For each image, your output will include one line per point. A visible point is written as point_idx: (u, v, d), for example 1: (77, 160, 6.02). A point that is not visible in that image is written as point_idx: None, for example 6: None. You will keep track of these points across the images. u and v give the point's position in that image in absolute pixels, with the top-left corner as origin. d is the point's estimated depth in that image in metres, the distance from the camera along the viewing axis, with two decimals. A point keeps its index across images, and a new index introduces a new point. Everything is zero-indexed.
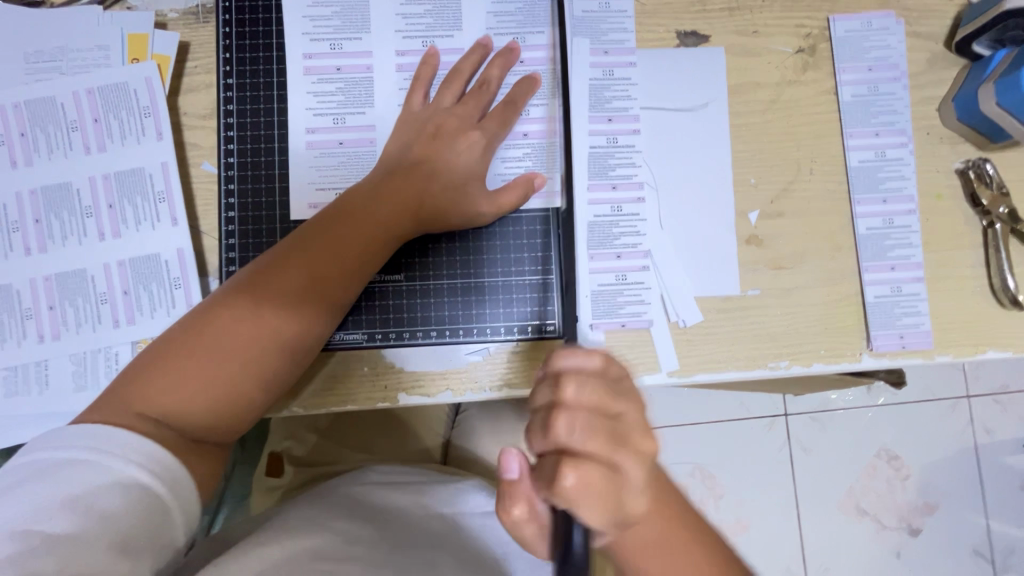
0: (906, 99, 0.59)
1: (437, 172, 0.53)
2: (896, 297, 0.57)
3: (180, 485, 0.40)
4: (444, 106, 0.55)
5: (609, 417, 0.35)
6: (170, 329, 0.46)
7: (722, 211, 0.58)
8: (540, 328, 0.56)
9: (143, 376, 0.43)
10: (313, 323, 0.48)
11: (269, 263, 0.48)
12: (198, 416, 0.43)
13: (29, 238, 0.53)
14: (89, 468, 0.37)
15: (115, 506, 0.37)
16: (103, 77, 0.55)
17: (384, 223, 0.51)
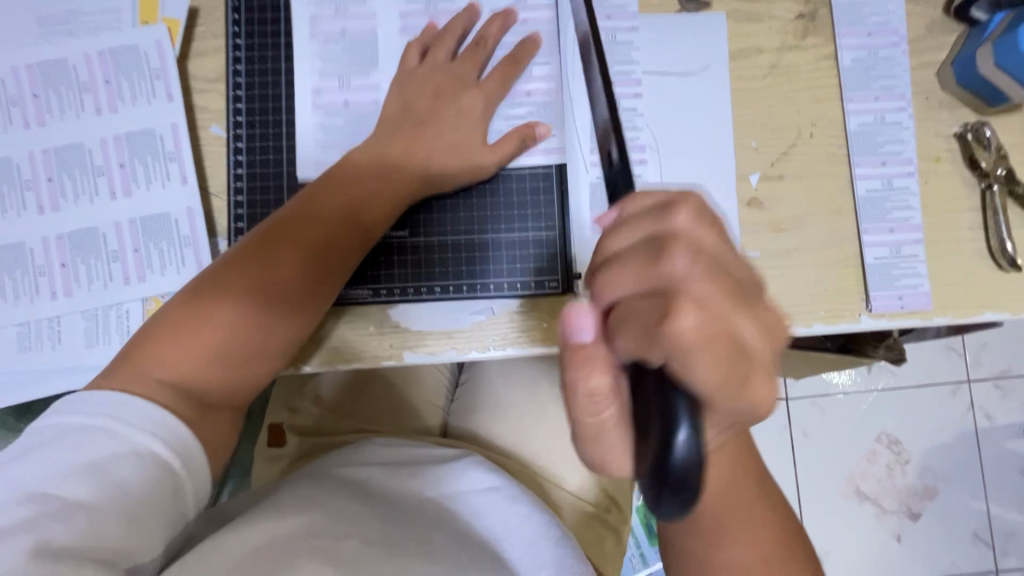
0: (905, 64, 0.59)
1: (440, 137, 0.55)
2: (895, 259, 0.58)
3: (194, 457, 0.41)
4: (443, 67, 0.56)
5: (720, 258, 0.27)
6: (172, 298, 0.46)
7: (724, 174, 0.58)
8: (543, 285, 0.56)
9: (152, 345, 0.44)
10: (320, 293, 0.50)
11: (272, 232, 0.49)
12: (211, 382, 0.45)
13: (42, 198, 0.54)
14: (108, 437, 0.38)
15: (132, 477, 0.37)
16: (115, 39, 0.56)
17: (384, 190, 0.53)
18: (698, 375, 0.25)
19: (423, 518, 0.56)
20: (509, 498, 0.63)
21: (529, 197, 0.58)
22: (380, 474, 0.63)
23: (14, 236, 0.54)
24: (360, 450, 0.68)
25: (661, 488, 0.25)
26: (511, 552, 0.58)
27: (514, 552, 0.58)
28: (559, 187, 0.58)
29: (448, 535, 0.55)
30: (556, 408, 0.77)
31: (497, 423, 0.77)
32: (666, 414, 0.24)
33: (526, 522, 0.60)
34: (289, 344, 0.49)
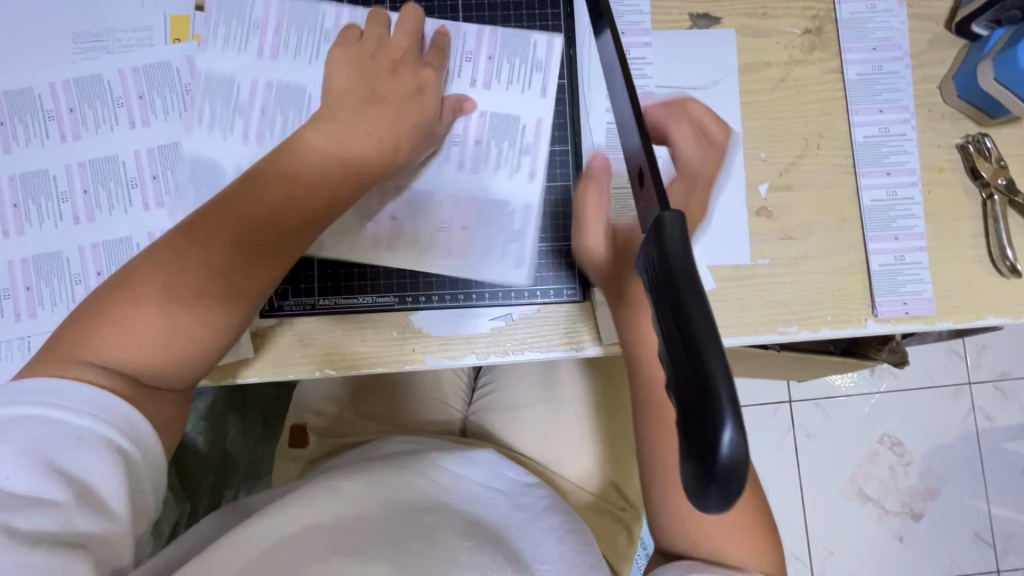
0: (908, 78, 0.62)
1: (402, 115, 0.54)
2: (899, 266, 0.60)
3: (147, 446, 0.43)
4: (393, 41, 0.57)
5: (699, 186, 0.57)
6: (109, 285, 0.47)
7: (734, 184, 0.61)
8: (562, 293, 0.58)
9: (87, 332, 0.45)
10: (262, 276, 0.49)
11: (209, 214, 0.48)
12: (141, 365, 0.45)
13: (78, 208, 0.56)
14: (49, 426, 0.40)
15: (83, 463, 0.39)
16: (148, 56, 0.58)
17: (330, 171, 0.51)
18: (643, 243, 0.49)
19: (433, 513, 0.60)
20: (513, 506, 0.67)
21: (517, 154, 0.60)
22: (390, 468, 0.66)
23: (50, 246, 0.56)
24: (377, 453, 0.71)
25: (707, 481, 0.24)
26: (520, 541, 0.61)
27: (521, 540, 0.61)
28: (542, 143, 0.60)
29: (458, 527, 0.58)
30: (569, 410, 0.79)
31: (512, 425, 0.79)
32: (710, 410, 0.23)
33: (532, 524, 0.64)
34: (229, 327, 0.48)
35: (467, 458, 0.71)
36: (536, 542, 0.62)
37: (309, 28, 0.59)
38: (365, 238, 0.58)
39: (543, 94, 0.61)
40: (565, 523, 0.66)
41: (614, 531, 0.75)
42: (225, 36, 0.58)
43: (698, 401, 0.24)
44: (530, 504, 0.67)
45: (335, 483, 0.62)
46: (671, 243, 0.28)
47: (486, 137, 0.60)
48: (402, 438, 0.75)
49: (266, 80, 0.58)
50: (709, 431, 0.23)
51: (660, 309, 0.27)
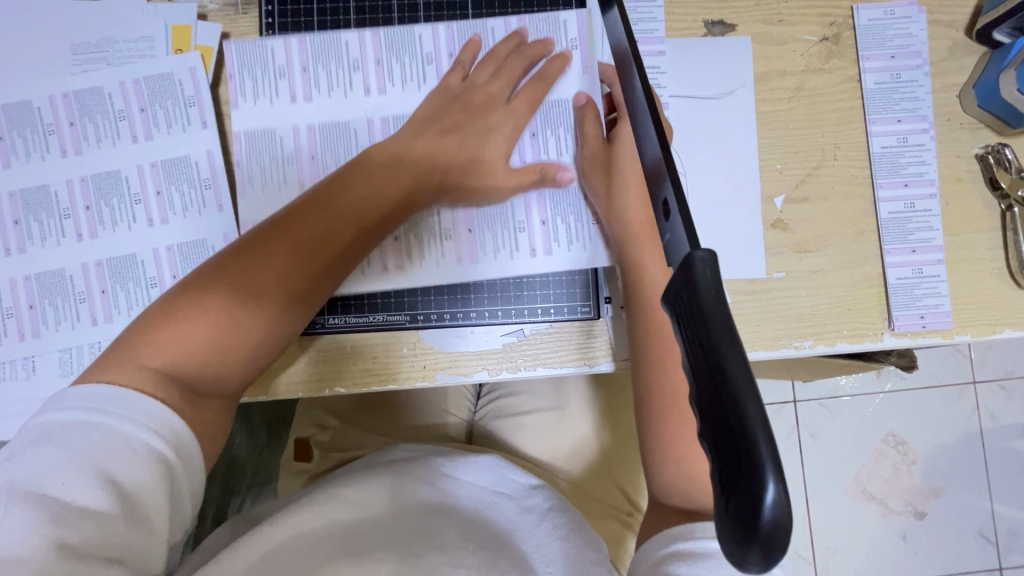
0: (927, 86, 0.60)
1: (467, 142, 0.56)
2: (917, 279, 0.59)
3: (186, 448, 0.42)
4: (480, 83, 0.58)
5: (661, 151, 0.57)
6: (170, 291, 0.47)
7: (749, 197, 0.59)
8: (575, 311, 0.58)
9: (142, 337, 0.44)
10: (320, 286, 0.50)
11: (269, 226, 0.49)
12: (195, 375, 0.44)
13: (80, 225, 0.55)
14: (100, 432, 0.39)
15: (129, 473, 0.39)
16: (149, 68, 0.56)
17: (397, 189, 0.53)
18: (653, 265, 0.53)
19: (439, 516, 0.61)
20: (520, 509, 0.65)
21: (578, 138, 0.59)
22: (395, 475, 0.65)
23: (54, 263, 0.55)
24: (379, 460, 0.71)
25: (750, 535, 0.23)
26: (524, 544, 0.60)
27: (529, 544, 0.60)
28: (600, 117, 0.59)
29: (462, 531, 0.59)
30: (578, 418, 0.78)
31: (521, 434, 0.79)
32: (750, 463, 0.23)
33: (536, 526, 0.62)
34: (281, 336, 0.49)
35: (473, 463, 0.69)
36: (539, 544, 0.60)
37: (337, 62, 0.57)
38: (448, 253, 0.57)
39: (582, 73, 0.59)
40: (569, 523, 0.63)
41: (621, 535, 0.76)
42: (255, 87, 0.57)
43: (738, 445, 0.23)
44: (534, 505, 0.65)
45: (338, 489, 0.62)
46: (702, 286, 0.26)
47: (543, 129, 0.59)
48: (406, 446, 0.75)
49: (307, 123, 0.57)
50: (751, 486, 0.23)
51: (691, 353, 0.26)
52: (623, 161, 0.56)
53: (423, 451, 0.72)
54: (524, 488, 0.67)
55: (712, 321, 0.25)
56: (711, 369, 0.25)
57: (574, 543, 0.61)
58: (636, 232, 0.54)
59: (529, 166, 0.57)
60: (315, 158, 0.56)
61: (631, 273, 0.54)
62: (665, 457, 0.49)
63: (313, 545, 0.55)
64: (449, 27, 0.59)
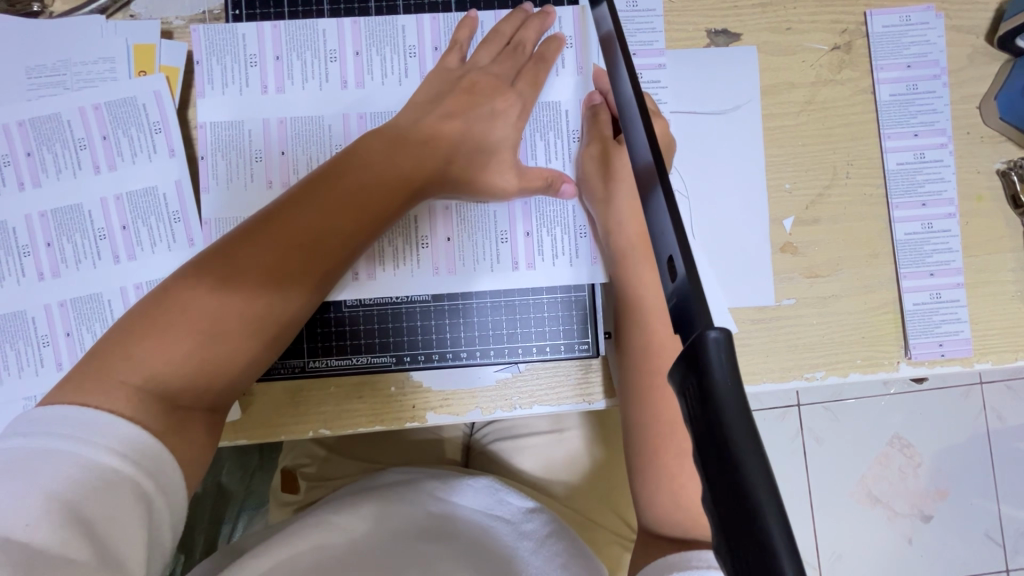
0: (946, 97, 0.56)
1: (472, 129, 0.50)
2: (936, 304, 0.55)
3: (168, 479, 0.38)
4: (482, 65, 0.52)
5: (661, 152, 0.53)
6: (151, 294, 0.43)
7: (757, 218, 0.56)
8: (574, 347, 0.52)
9: (121, 347, 0.41)
10: (314, 286, 0.46)
11: (260, 220, 0.45)
12: (177, 390, 0.41)
13: (41, 263, 0.51)
14: (72, 463, 0.35)
15: (103, 509, 0.34)
16: (111, 91, 0.52)
17: (396, 177, 0.47)
18: (646, 278, 0.49)
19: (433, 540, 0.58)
20: (518, 532, 0.62)
21: (568, 143, 0.53)
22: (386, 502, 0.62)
23: (14, 304, 0.51)
24: (367, 487, 0.67)
25: None
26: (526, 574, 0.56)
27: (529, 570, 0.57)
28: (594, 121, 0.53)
29: (457, 559, 0.56)
30: (577, 443, 0.75)
31: (518, 455, 0.75)
32: None
33: (537, 549, 0.59)
34: (277, 339, 0.45)
35: (468, 486, 0.66)
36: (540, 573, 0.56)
37: (313, 51, 0.52)
38: (424, 262, 0.52)
39: (578, 73, 0.54)
40: (569, 549, 0.60)
41: (621, 560, 0.72)
42: (223, 75, 0.52)
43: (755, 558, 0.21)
44: (533, 531, 0.62)
45: (327, 518, 0.58)
46: (716, 373, 0.23)
47: (531, 134, 0.53)
48: (395, 472, 0.71)
49: (279, 116, 0.51)
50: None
51: (704, 452, 0.23)
52: (622, 162, 0.51)
53: (415, 473, 0.69)
54: (523, 513, 0.64)
55: (730, 420, 0.22)
56: (728, 477, 0.22)
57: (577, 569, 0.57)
58: (633, 243, 0.50)
59: (534, 172, 0.51)
60: (285, 155, 0.51)
61: (625, 289, 0.50)
62: (669, 496, 0.45)
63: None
64: (435, 18, 0.53)
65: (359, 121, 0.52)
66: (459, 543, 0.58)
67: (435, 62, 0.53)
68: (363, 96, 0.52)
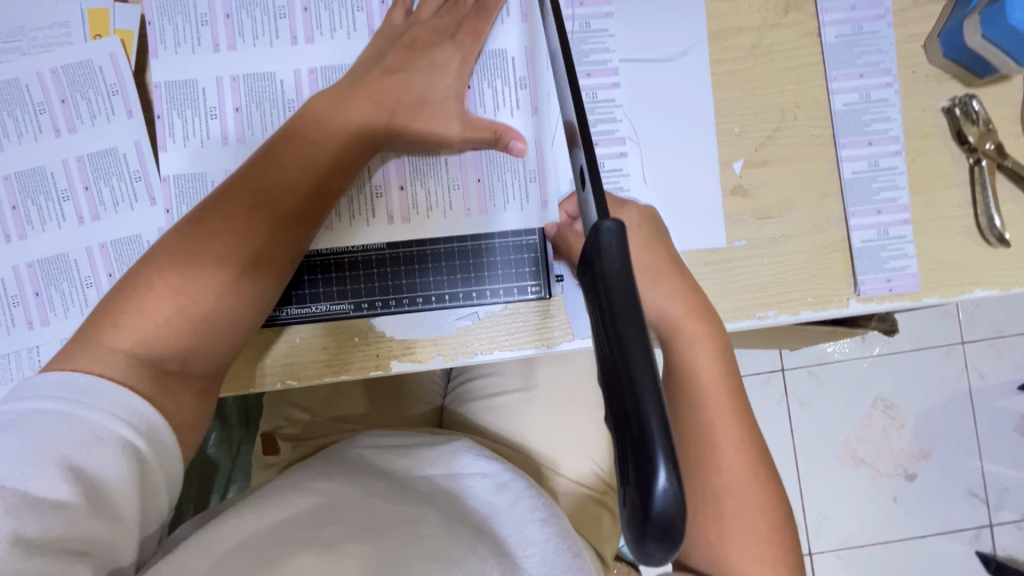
0: (891, 37, 0.57)
1: (412, 82, 0.51)
2: (882, 241, 0.57)
3: (159, 436, 0.39)
4: (424, 19, 0.53)
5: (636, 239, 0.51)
6: (131, 270, 0.44)
7: (706, 163, 0.57)
8: (527, 290, 0.54)
9: (107, 319, 0.42)
10: (287, 244, 0.47)
11: (231, 187, 0.46)
12: (164, 353, 0.42)
13: (8, 226, 0.53)
14: (63, 420, 0.37)
15: (93, 461, 0.36)
16: (68, 56, 0.53)
17: (353, 130, 0.49)
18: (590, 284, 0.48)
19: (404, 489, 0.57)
20: (495, 486, 0.60)
21: (515, 90, 0.54)
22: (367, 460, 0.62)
23: None
24: (346, 452, 0.65)
25: (645, 525, 0.21)
26: (501, 528, 0.55)
27: (505, 527, 0.55)
28: (538, 71, 0.54)
29: (437, 506, 0.55)
30: (548, 400, 0.74)
31: (490, 418, 0.75)
32: (642, 454, 0.21)
33: (513, 507, 0.58)
34: (260, 303, 0.46)
35: (454, 449, 0.63)
36: (517, 527, 0.56)
37: (263, 6, 0.53)
38: (379, 212, 0.54)
39: (522, 21, 0.54)
40: (546, 502, 0.59)
41: (597, 516, 0.72)
42: (175, 35, 0.53)
43: (633, 436, 0.22)
44: (511, 483, 0.60)
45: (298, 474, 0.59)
46: (608, 258, 0.25)
47: (478, 82, 0.54)
48: (376, 434, 0.68)
49: (231, 74, 0.53)
50: (643, 473, 0.21)
51: (601, 345, 0.25)
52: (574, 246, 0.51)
53: (406, 434, 0.68)
54: (500, 465, 0.62)
55: (614, 301, 0.24)
56: (612, 359, 0.23)
57: (555, 528, 0.56)
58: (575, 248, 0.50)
59: (481, 122, 0.52)
60: (239, 112, 0.52)
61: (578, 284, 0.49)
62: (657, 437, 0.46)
63: (279, 535, 0.47)
64: None
65: (308, 75, 0.53)
66: (435, 502, 0.56)
67: (383, 16, 0.54)
68: (313, 53, 0.53)
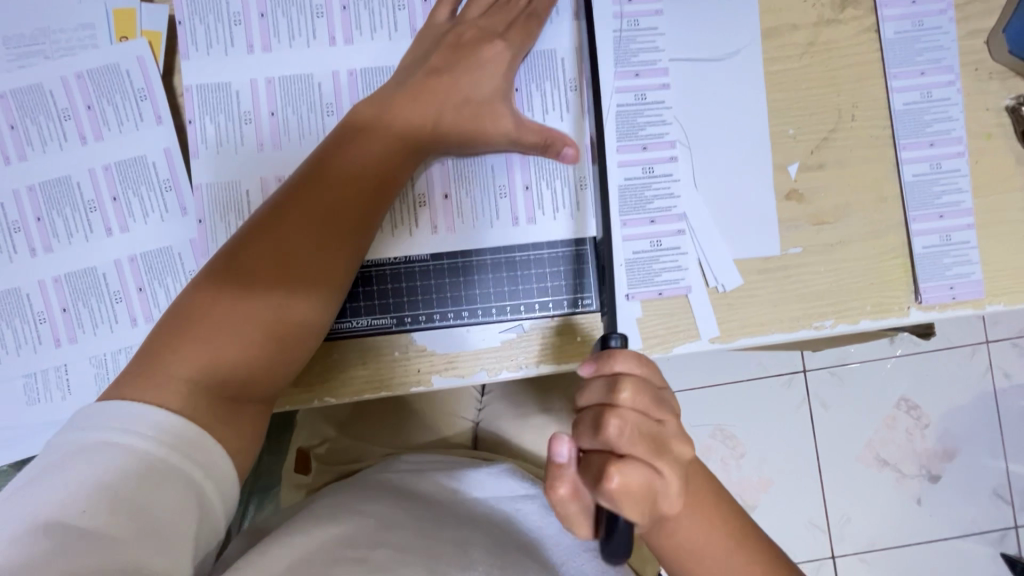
0: (953, 33, 0.55)
1: (461, 82, 0.48)
2: (945, 247, 0.54)
3: (216, 467, 0.37)
4: (471, 19, 0.50)
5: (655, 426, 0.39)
6: (186, 291, 0.42)
7: (761, 166, 0.55)
8: (577, 303, 0.51)
9: (165, 343, 0.40)
10: (344, 260, 0.45)
11: (283, 200, 0.44)
12: (226, 377, 0.40)
13: (33, 238, 0.50)
14: (122, 453, 0.34)
15: (153, 493, 0.34)
16: (93, 59, 0.51)
17: (405, 138, 0.47)
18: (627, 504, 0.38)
19: (443, 513, 0.55)
20: (543, 510, 0.58)
21: (564, 93, 0.52)
22: (403, 479, 0.60)
23: (9, 282, 0.50)
24: (375, 474, 0.62)
25: None
26: (553, 554, 0.54)
27: (558, 555, 0.54)
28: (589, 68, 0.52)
29: (486, 531, 0.53)
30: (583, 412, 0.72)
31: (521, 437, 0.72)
32: None
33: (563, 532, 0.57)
34: (321, 322, 0.44)
35: (494, 471, 0.62)
36: (568, 555, 0.54)
37: (299, 6, 0.50)
38: (422, 221, 0.51)
39: (573, 19, 0.52)
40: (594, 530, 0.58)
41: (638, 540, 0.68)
42: (207, 35, 0.50)
43: None
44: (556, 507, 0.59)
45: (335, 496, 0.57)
46: None
47: (526, 84, 0.52)
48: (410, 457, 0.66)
49: (266, 76, 0.50)
50: None
51: None
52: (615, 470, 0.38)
53: (438, 457, 0.66)
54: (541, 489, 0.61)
55: None
56: None
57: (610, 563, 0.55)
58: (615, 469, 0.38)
59: (530, 127, 0.50)
60: (274, 116, 0.50)
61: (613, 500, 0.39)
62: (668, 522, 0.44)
63: (325, 552, 0.44)
64: None
65: (348, 77, 0.50)
66: (480, 525, 0.54)
67: (426, 16, 0.51)
68: (352, 53, 0.50)
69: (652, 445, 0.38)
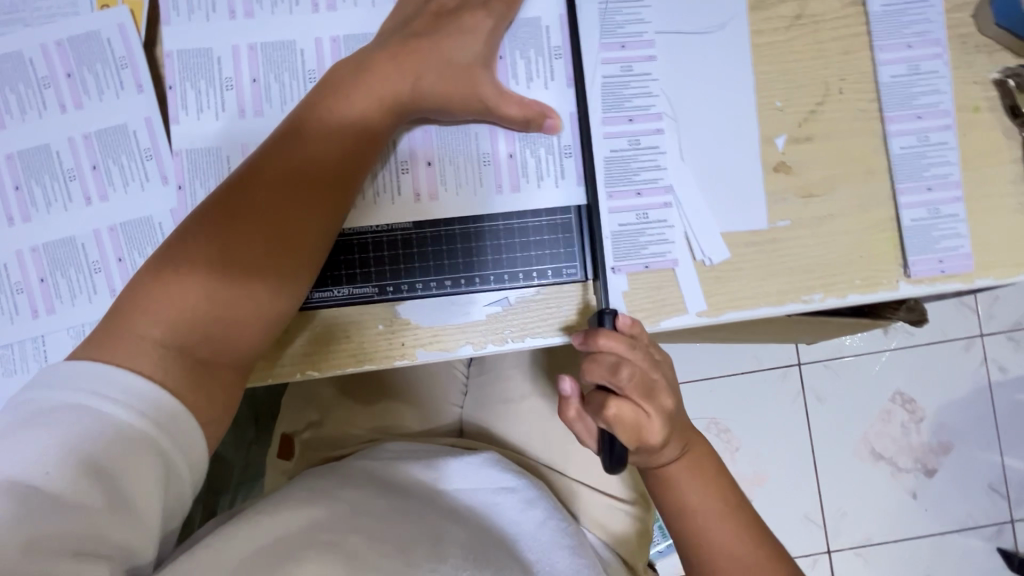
0: (939, 6, 0.55)
1: (442, 46, 0.48)
2: (934, 219, 0.54)
3: (186, 437, 0.36)
4: None
5: (649, 375, 0.45)
6: (157, 254, 0.42)
7: (748, 138, 0.54)
8: (561, 272, 0.51)
9: (134, 305, 0.39)
10: (321, 224, 0.44)
11: (258, 162, 0.44)
12: (197, 339, 0.40)
13: (10, 208, 0.50)
14: (87, 415, 0.34)
15: (117, 460, 0.33)
16: (75, 27, 0.50)
17: (383, 101, 0.46)
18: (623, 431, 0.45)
19: (422, 504, 0.54)
20: (522, 504, 0.57)
21: (549, 62, 0.53)
22: (381, 470, 0.59)
23: None
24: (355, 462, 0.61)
25: None
26: (529, 552, 0.53)
27: (535, 554, 0.53)
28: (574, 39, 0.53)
29: (463, 525, 0.52)
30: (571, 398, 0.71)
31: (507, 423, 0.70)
32: None
33: (541, 529, 0.55)
34: (299, 285, 0.44)
35: (476, 458, 0.60)
36: (545, 551, 0.53)
37: None
38: (405, 189, 0.51)
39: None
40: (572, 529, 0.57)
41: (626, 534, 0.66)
42: (189, 1, 0.50)
43: None
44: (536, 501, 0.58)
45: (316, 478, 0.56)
46: None
47: (510, 52, 0.53)
48: (392, 444, 0.65)
49: (248, 42, 0.50)
50: None
51: None
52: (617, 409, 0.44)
53: (419, 445, 0.65)
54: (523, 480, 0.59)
55: None
56: None
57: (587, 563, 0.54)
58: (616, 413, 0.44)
59: (511, 94, 0.49)
60: (256, 83, 0.49)
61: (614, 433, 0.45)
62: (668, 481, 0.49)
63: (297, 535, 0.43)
64: None
65: (332, 44, 0.50)
66: (458, 519, 0.53)
67: None
68: (336, 21, 0.50)
69: (649, 389, 0.45)
